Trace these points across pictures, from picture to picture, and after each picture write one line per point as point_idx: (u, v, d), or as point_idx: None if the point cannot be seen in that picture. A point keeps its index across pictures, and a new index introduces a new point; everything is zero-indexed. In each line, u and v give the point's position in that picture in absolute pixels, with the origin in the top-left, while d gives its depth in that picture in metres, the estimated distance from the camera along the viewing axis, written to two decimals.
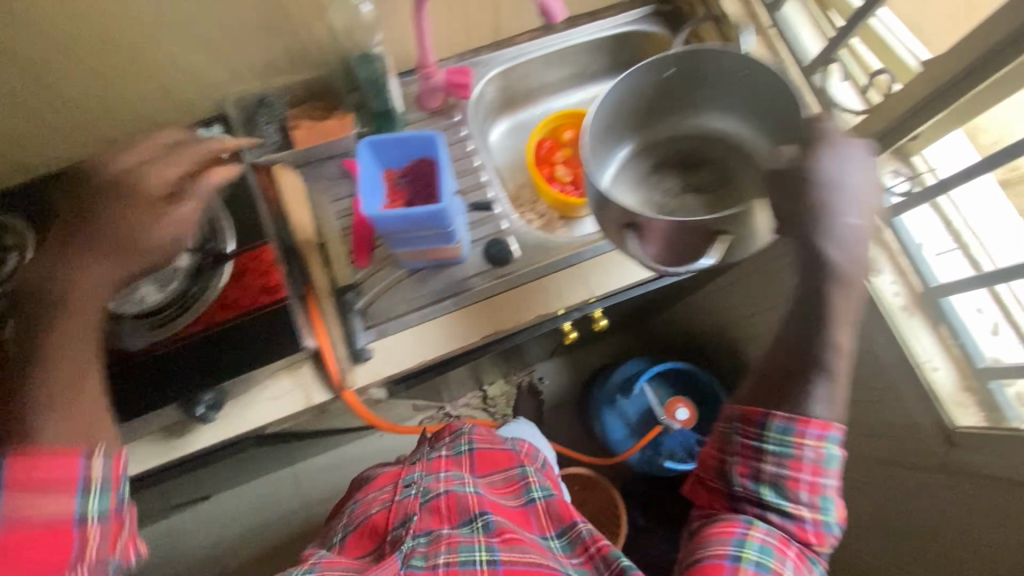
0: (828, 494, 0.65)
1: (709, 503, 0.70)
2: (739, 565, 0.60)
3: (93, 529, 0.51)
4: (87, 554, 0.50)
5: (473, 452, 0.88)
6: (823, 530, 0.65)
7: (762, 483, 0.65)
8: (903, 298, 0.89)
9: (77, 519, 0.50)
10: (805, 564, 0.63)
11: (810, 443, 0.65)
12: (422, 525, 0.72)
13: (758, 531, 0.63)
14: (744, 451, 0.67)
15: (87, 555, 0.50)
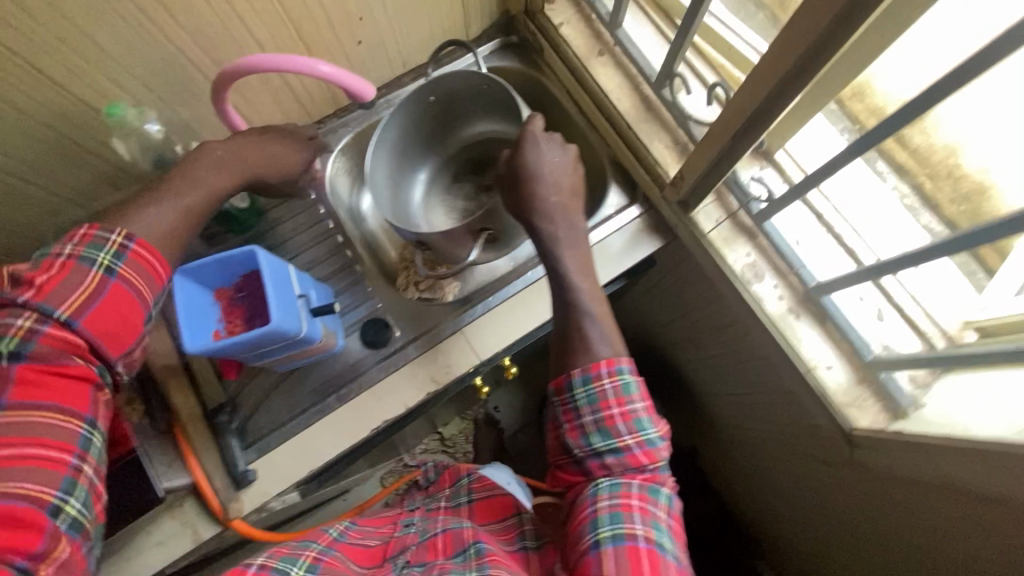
0: (646, 421, 0.68)
1: (564, 466, 0.71)
2: (598, 547, 0.59)
3: (252, 293, 0.67)
4: (242, 313, 0.67)
5: (474, 500, 0.91)
6: (654, 449, 0.66)
7: (588, 429, 0.67)
8: (786, 303, 0.81)
9: (250, 285, 0.67)
10: (649, 504, 0.63)
11: (607, 379, 0.68)
12: (418, 558, 0.75)
13: (604, 499, 0.63)
14: (580, 422, 0.68)
15: (241, 311, 0.67)
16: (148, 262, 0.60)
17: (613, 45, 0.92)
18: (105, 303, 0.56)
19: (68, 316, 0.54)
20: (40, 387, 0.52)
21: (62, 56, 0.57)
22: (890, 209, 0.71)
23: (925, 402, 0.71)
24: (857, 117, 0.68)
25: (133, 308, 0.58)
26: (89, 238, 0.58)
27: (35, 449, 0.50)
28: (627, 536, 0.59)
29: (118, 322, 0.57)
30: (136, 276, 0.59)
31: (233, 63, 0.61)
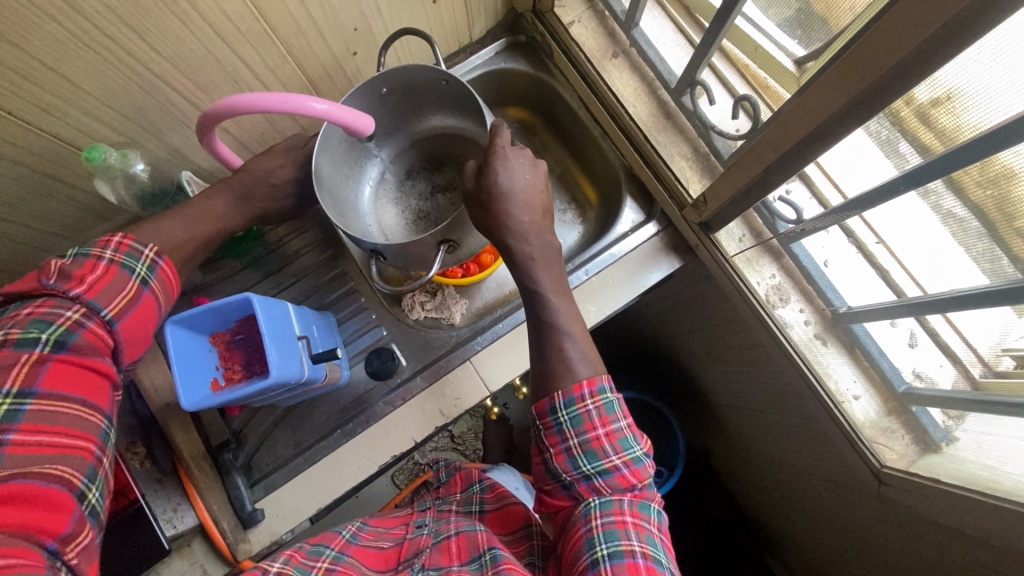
0: (630, 438, 0.61)
1: (548, 490, 0.63)
2: (596, 567, 0.52)
3: (246, 341, 0.64)
4: (233, 367, 0.63)
5: (485, 510, 0.76)
6: (641, 467, 0.60)
7: (574, 452, 0.60)
8: (813, 328, 0.77)
9: (241, 335, 0.64)
10: (643, 520, 0.57)
11: (589, 401, 0.61)
12: (431, 562, 0.62)
13: (597, 518, 0.56)
14: (563, 446, 0.61)
15: (232, 367, 0.63)
16: (169, 279, 0.64)
17: (628, 46, 0.85)
18: (137, 313, 0.58)
19: (111, 316, 0.56)
20: (71, 378, 0.50)
21: (32, 96, 0.53)
22: (932, 238, 0.59)
23: (959, 437, 0.67)
24: (904, 123, 0.52)
25: (153, 320, 0.61)
26: (126, 246, 0.60)
27: (64, 438, 0.47)
28: (626, 553, 0.53)
29: (140, 330, 0.59)
30: (161, 292, 0.62)
31: (218, 105, 0.56)
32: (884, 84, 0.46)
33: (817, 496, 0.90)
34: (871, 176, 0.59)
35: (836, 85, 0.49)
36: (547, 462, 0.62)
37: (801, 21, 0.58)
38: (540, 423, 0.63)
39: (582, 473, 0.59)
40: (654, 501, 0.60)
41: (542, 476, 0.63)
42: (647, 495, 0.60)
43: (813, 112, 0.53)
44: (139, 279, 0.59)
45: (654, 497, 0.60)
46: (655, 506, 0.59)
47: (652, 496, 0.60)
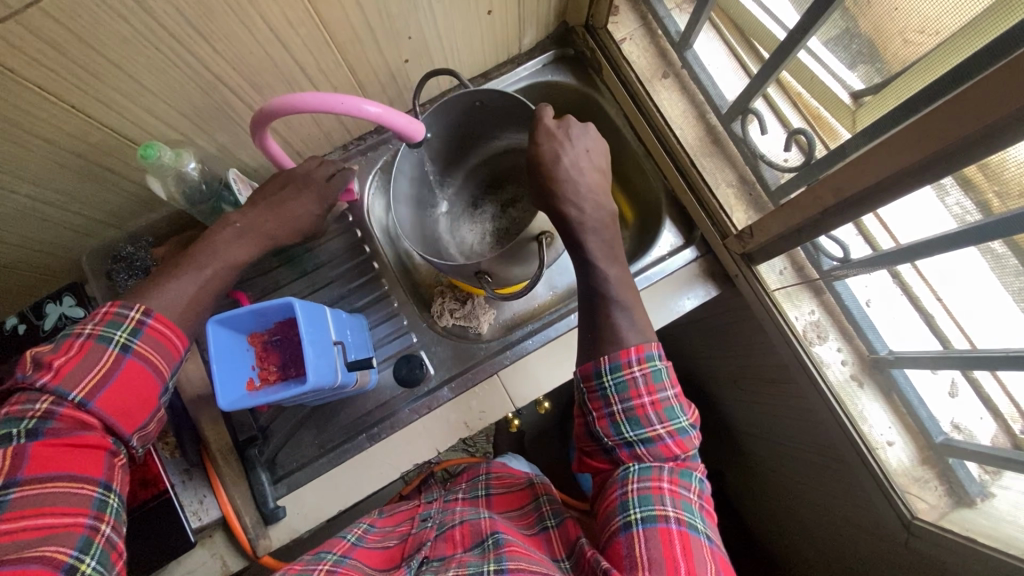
0: (677, 409, 0.61)
1: (590, 451, 0.64)
2: (628, 530, 0.53)
3: (283, 344, 0.64)
4: (264, 370, 0.63)
5: (492, 494, 0.75)
6: (685, 439, 0.60)
7: (617, 418, 0.60)
8: (849, 368, 0.75)
9: (270, 340, 0.64)
10: (680, 487, 0.57)
11: (636, 367, 0.62)
12: (435, 552, 0.62)
13: (633, 483, 0.56)
14: (604, 406, 0.61)
15: (264, 369, 0.64)
16: (165, 336, 0.58)
17: (680, 67, 0.84)
18: (118, 383, 0.53)
19: (83, 397, 0.51)
20: (60, 458, 0.47)
21: (95, 91, 0.54)
22: (991, 297, 0.56)
23: (995, 494, 0.65)
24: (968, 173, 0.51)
25: (148, 385, 0.55)
26: (109, 316, 0.56)
27: (48, 518, 0.45)
28: (659, 518, 0.53)
29: (130, 400, 0.54)
30: (153, 351, 0.57)
31: (276, 103, 0.56)
32: (959, 149, 0.45)
33: (841, 538, 0.88)
34: (926, 225, 0.58)
35: (905, 136, 0.47)
36: (588, 431, 0.63)
37: (866, 59, 0.57)
38: (580, 397, 0.65)
39: (624, 441, 0.60)
40: (699, 472, 0.59)
41: (581, 438, 0.65)
42: (692, 464, 0.60)
43: (878, 160, 0.51)
44: (116, 348, 0.54)
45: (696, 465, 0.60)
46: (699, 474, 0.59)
47: (697, 467, 0.60)
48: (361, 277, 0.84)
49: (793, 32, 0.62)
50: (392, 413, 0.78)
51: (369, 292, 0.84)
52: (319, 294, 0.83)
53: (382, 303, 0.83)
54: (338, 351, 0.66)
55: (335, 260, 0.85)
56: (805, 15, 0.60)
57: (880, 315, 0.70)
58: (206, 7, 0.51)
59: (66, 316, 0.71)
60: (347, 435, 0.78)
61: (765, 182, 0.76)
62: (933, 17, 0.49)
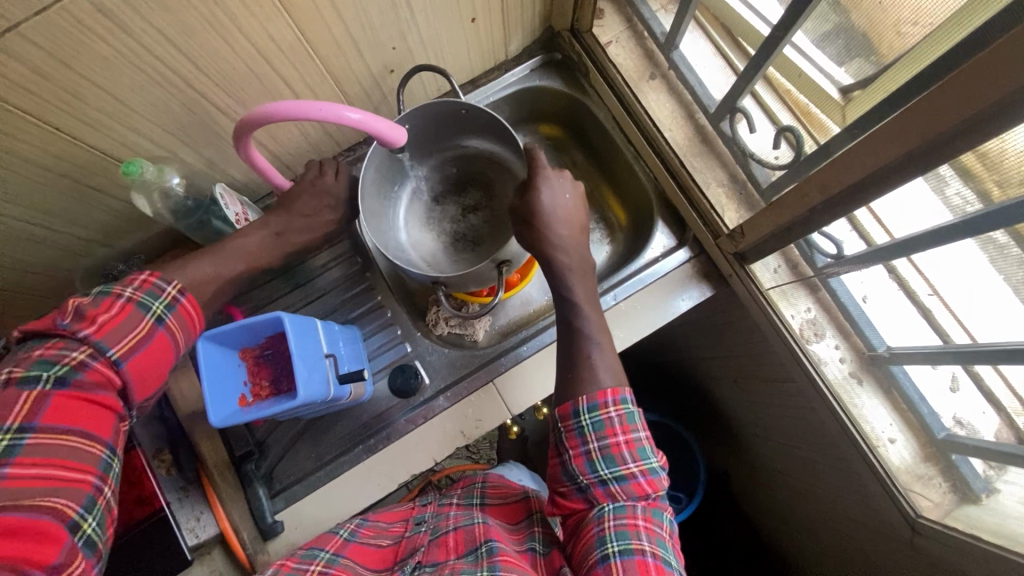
0: (648, 449, 0.61)
1: (562, 492, 0.62)
2: (607, 562, 0.53)
3: (273, 359, 0.64)
4: (256, 385, 0.63)
5: (486, 503, 0.74)
6: (656, 478, 0.60)
7: (593, 456, 0.60)
8: (847, 365, 0.75)
9: (259, 355, 0.64)
10: (655, 525, 0.57)
11: (612, 409, 0.61)
12: (427, 558, 0.61)
13: (610, 520, 0.57)
14: (581, 444, 0.61)
15: (257, 386, 0.63)
16: (191, 316, 0.62)
17: (667, 68, 0.84)
18: (146, 351, 0.56)
19: (118, 356, 0.54)
20: (78, 412, 0.49)
21: (79, 113, 0.54)
22: (986, 287, 0.56)
23: (1000, 489, 0.64)
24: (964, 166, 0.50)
25: (167, 356, 0.58)
26: (148, 284, 0.59)
27: (56, 469, 0.46)
28: (636, 552, 0.54)
29: (149, 368, 0.56)
30: (180, 329, 0.60)
31: (258, 112, 0.56)
32: (944, 141, 0.44)
33: (847, 537, 0.87)
34: (920, 219, 0.57)
35: (889, 130, 0.47)
36: (557, 472, 0.63)
37: (851, 52, 0.57)
38: (556, 433, 0.64)
39: (600, 479, 0.59)
40: (668, 511, 0.60)
41: (551, 477, 0.64)
42: (663, 503, 0.60)
43: (864, 155, 0.51)
44: (154, 318, 0.57)
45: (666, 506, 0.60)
46: (668, 513, 0.60)
47: (666, 508, 0.61)
48: (354, 288, 0.84)
49: (777, 30, 0.62)
50: (388, 424, 0.78)
51: (362, 303, 0.84)
52: (313, 307, 0.83)
53: (375, 314, 0.83)
54: (332, 364, 0.66)
55: (327, 272, 0.85)
56: (789, 11, 0.60)
57: (877, 311, 0.69)
58: (185, 24, 0.51)
59: None
60: (344, 447, 0.77)
61: (756, 180, 0.75)
62: (917, 7, 0.48)
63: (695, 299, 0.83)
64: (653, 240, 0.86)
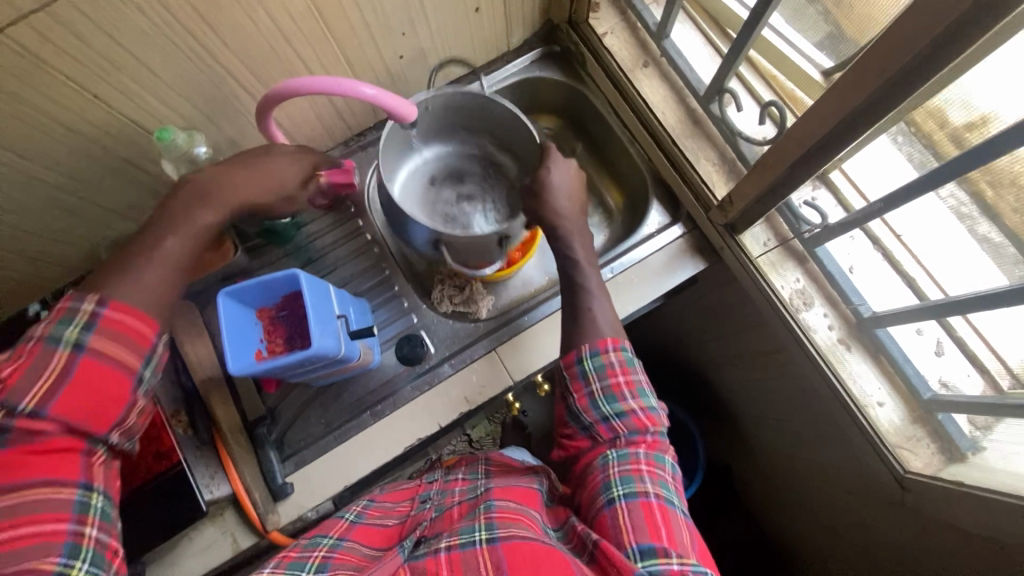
0: (647, 390, 0.66)
1: (568, 434, 0.67)
2: (612, 505, 0.57)
3: (286, 321, 0.68)
4: (271, 343, 0.67)
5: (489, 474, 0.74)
6: (654, 414, 0.64)
7: (595, 395, 0.64)
8: (836, 333, 0.77)
9: (275, 317, 0.68)
10: (657, 468, 0.60)
11: (612, 353, 0.66)
12: (430, 529, 0.63)
13: (613, 466, 0.60)
14: (583, 386, 0.65)
15: (272, 343, 0.67)
16: (121, 324, 0.52)
17: (659, 56, 0.89)
18: (77, 384, 0.48)
19: (35, 406, 0.46)
20: (26, 469, 0.45)
21: (116, 81, 0.59)
22: (956, 243, 0.61)
23: (986, 447, 0.67)
24: (919, 125, 0.57)
25: (113, 380, 0.50)
26: (61, 312, 0.50)
27: (32, 527, 0.44)
28: (639, 494, 0.57)
29: (97, 397, 0.49)
30: (111, 343, 0.51)
31: (278, 89, 0.61)
32: (903, 82, 0.48)
33: (844, 511, 0.88)
34: (893, 178, 0.62)
35: (856, 82, 0.51)
36: (564, 417, 0.68)
37: (827, 26, 0.62)
38: (560, 384, 0.69)
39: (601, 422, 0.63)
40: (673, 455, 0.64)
41: (562, 423, 0.68)
42: (666, 444, 0.64)
43: (837, 114, 0.55)
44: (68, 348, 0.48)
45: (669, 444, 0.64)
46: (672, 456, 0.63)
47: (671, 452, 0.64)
48: (362, 264, 0.88)
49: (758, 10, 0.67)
50: (395, 391, 0.81)
51: (371, 279, 0.88)
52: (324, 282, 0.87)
53: (385, 290, 0.87)
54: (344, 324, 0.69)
55: (338, 249, 0.89)
56: None
57: (866, 279, 0.73)
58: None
59: None
60: (352, 415, 0.80)
61: (744, 156, 0.79)
62: None
63: (690, 273, 0.87)
64: (648, 218, 0.89)
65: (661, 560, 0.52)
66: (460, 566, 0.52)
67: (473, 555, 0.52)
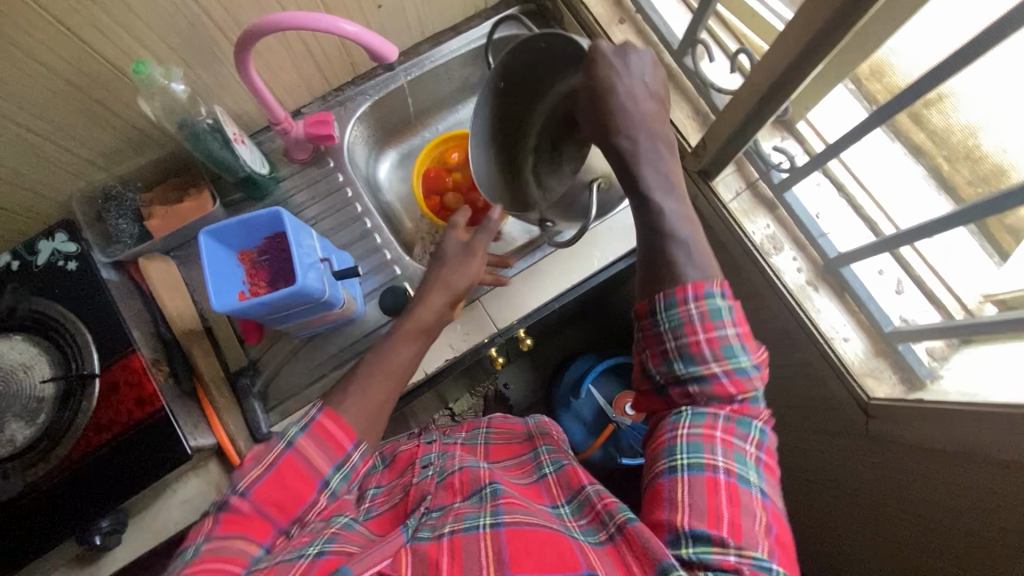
0: (738, 347, 0.52)
1: (643, 393, 0.58)
2: (672, 475, 0.49)
3: (270, 263, 0.68)
4: (254, 284, 0.68)
5: (489, 446, 0.72)
6: (744, 378, 0.51)
7: (670, 354, 0.53)
8: (804, 274, 0.81)
9: (257, 258, 0.68)
10: (736, 437, 0.50)
11: (692, 304, 0.52)
12: (434, 502, 0.57)
13: (684, 428, 0.51)
14: (654, 334, 0.54)
15: (255, 284, 0.68)
16: (329, 432, 0.51)
17: (634, 13, 0.90)
18: (272, 477, 0.48)
19: (242, 488, 0.47)
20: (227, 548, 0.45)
21: (89, 15, 0.58)
22: (912, 183, 0.68)
23: (943, 374, 0.70)
24: (864, 82, 0.66)
25: (300, 476, 0.49)
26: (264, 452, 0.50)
27: None
28: (706, 468, 0.49)
29: (278, 491, 0.48)
30: (313, 446, 0.50)
31: (258, 24, 0.61)
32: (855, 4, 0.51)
33: (815, 452, 0.92)
34: (848, 123, 0.69)
35: (817, 9, 0.54)
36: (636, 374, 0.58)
37: None
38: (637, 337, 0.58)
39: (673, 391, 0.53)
40: (761, 422, 0.52)
41: (637, 379, 0.58)
42: (755, 406, 0.52)
43: (800, 41, 0.58)
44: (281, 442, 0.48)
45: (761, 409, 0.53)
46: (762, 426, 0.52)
47: (761, 415, 0.53)
48: (343, 216, 0.88)
49: None
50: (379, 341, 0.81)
51: (350, 232, 0.87)
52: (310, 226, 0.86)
53: (363, 242, 0.87)
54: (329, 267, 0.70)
55: (319, 199, 0.88)
56: None
57: (834, 223, 0.77)
58: None
59: (59, 252, 0.72)
60: (335, 365, 0.80)
61: (716, 105, 0.82)
62: None
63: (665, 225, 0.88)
64: None
65: (715, 550, 0.45)
66: (460, 555, 0.48)
67: (476, 540, 0.49)
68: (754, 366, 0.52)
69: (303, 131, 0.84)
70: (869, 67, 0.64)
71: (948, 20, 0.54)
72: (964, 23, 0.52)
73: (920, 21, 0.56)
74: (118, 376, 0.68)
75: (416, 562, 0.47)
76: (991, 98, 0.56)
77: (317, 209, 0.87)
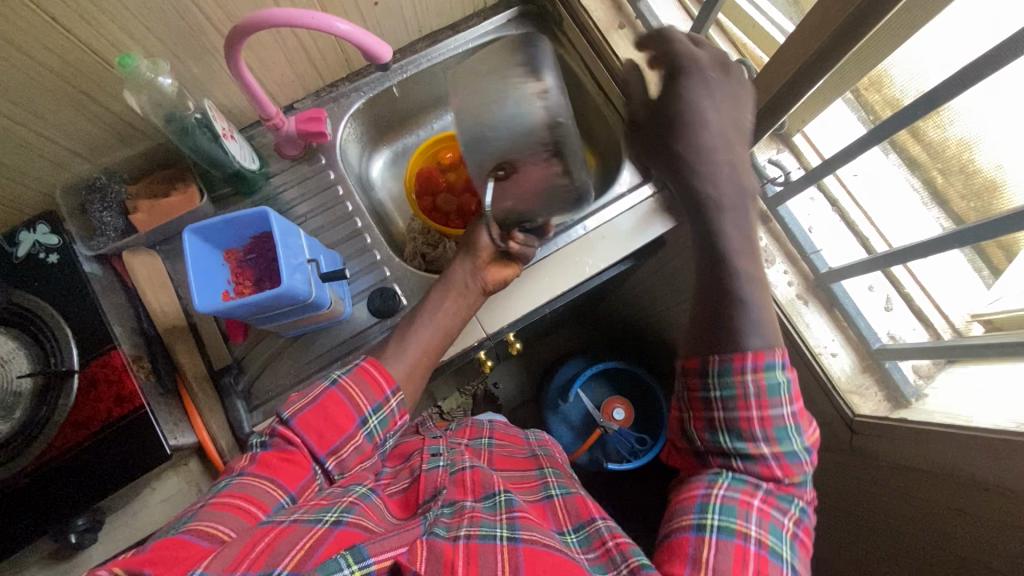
0: (792, 430, 0.53)
1: (680, 449, 0.59)
2: (700, 533, 0.49)
3: (257, 262, 0.67)
4: (238, 285, 0.67)
5: (493, 450, 0.69)
6: (793, 463, 0.52)
7: (716, 422, 0.54)
8: (795, 289, 0.81)
9: (243, 257, 0.67)
10: (774, 509, 0.51)
11: (749, 376, 0.54)
12: (447, 496, 0.53)
13: (719, 488, 0.51)
14: (703, 398, 0.56)
15: (240, 285, 0.67)
16: (371, 376, 0.59)
17: (634, 18, 0.89)
18: (318, 408, 0.55)
19: (288, 414, 0.54)
20: (274, 467, 0.51)
21: (76, 5, 0.56)
22: (903, 197, 0.66)
23: (928, 393, 0.70)
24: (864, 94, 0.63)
25: (342, 411, 0.55)
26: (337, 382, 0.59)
27: (248, 506, 0.47)
28: (737, 534, 0.49)
29: (328, 427, 0.54)
30: (358, 389, 0.58)
31: (250, 18, 0.60)
32: (856, 23, 0.51)
33: None
34: (845, 136, 0.67)
35: (820, 27, 0.53)
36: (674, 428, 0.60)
37: None
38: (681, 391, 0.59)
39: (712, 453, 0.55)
40: (801, 502, 0.53)
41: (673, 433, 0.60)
42: (800, 490, 0.53)
43: (801, 55, 0.57)
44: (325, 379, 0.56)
45: (807, 493, 0.54)
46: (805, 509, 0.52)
47: (805, 496, 0.53)
48: (332, 214, 0.86)
49: None
50: (366, 341, 0.80)
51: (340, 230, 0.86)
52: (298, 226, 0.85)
53: (353, 241, 0.85)
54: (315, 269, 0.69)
55: (309, 197, 0.87)
56: None
57: (827, 238, 0.76)
58: None
59: (40, 244, 0.71)
60: (320, 365, 0.78)
61: None
62: None
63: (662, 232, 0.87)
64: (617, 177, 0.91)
65: None
66: (477, 560, 0.45)
67: (493, 551, 0.45)
68: (805, 453, 0.53)
69: (295, 128, 0.83)
70: (868, 77, 0.61)
71: (951, 39, 0.53)
72: (967, 44, 0.51)
73: (924, 35, 0.54)
74: (98, 373, 0.67)
75: (431, 560, 0.44)
76: (995, 118, 0.54)
77: (307, 206, 0.86)
